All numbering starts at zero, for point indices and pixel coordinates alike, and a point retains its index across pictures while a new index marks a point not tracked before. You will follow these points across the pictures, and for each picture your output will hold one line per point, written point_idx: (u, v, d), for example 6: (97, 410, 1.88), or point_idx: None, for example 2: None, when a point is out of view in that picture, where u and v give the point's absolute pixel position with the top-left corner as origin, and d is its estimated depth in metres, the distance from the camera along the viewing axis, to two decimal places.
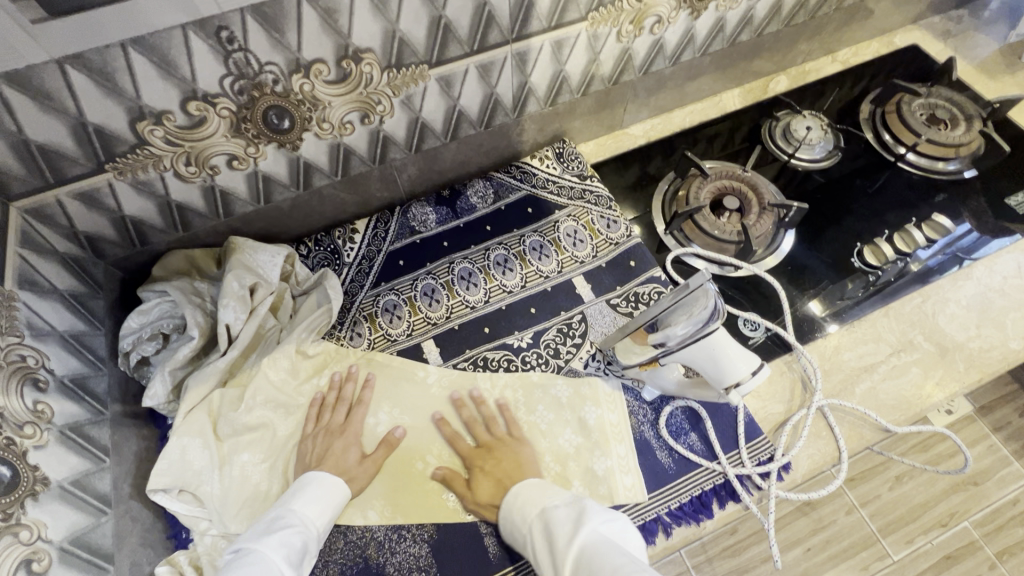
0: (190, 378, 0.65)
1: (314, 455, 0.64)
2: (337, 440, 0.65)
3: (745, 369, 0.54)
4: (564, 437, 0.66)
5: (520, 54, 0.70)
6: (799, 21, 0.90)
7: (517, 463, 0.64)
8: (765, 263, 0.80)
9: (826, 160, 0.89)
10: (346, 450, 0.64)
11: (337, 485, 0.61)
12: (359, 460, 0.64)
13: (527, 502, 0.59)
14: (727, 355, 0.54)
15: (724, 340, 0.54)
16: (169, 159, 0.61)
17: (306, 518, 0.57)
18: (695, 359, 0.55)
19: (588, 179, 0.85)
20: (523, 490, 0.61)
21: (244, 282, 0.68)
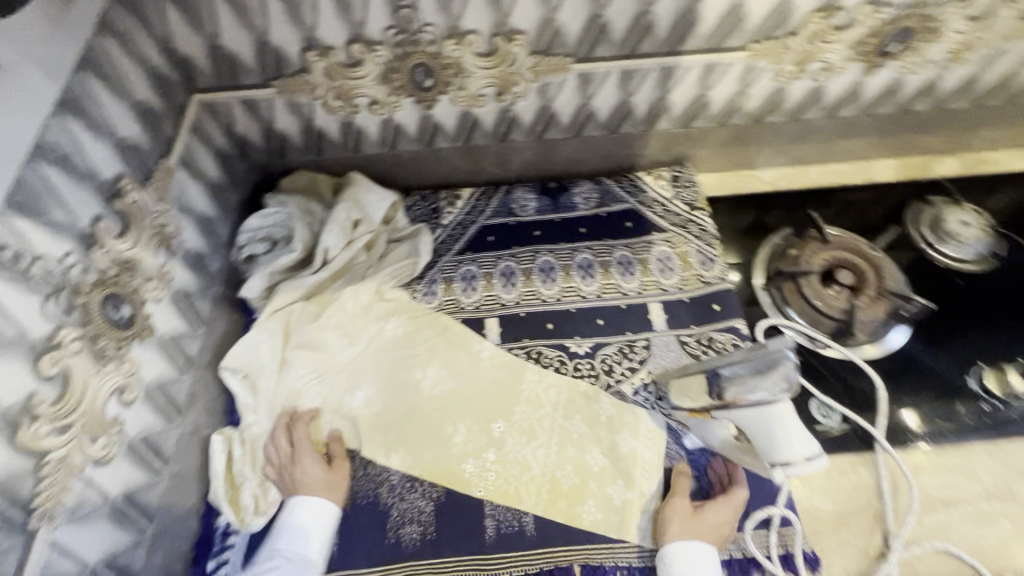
0: (282, 284, 0.72)
1: (289, 483, 0.62)
2: (303, 461, 0.63)
3: (800, 453, 0.50)
4: (677, 503, 0.62)
5: (667, 69, 0.69)
6: (991, 104, 0.80)
7: (683, 517, 0.60)
8: (864, 350, 0.72)
9: (975, 265, 0.78)
10: (316, 471, 0.63)
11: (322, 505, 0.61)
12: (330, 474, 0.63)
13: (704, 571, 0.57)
14: (785, 431, 0.50)
15: (787, 415, 0.51)
16: (323, 89, 0.68)
17: (295, 553, 0.57)
18: (748, 423, 0.52)
19: (697, 211, 0.82)
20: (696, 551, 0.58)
21: (350, 216, 0.75)
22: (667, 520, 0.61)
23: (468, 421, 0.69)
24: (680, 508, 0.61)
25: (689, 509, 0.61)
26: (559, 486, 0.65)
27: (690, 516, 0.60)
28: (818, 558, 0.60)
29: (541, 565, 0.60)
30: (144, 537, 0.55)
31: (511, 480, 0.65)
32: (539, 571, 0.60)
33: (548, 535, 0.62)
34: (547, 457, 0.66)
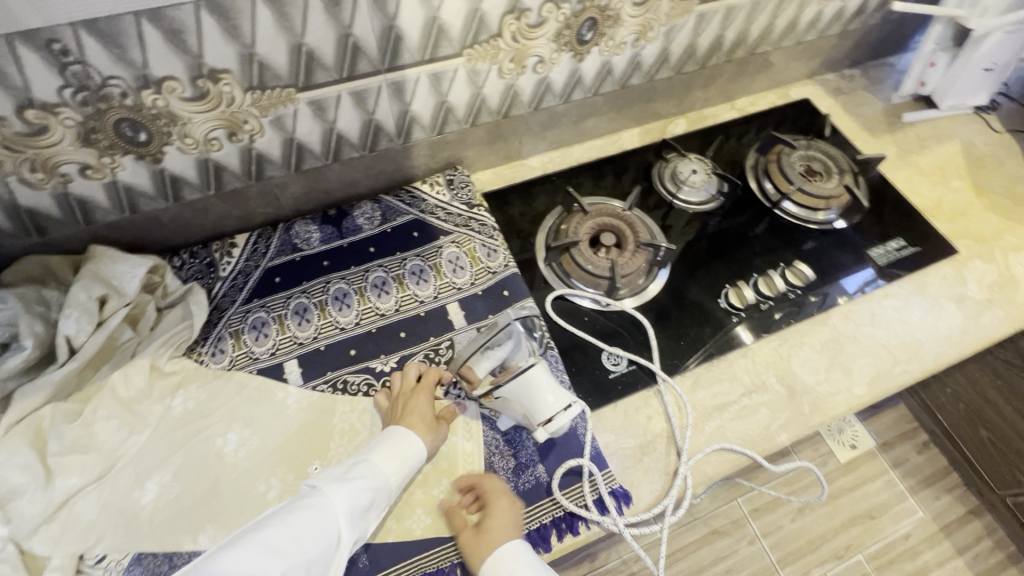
0: (20, 390, 0.62)
1: (398, 413, 0.67)
2: (409, 398, 0.68)
3: (559, 404, 0.63)
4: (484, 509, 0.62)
5: (396, 84, 0.71)
6: (690, 70, 0.95)
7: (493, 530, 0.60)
8: (648, 292, 0.83)
9: (708, 204, 0.93)
10: (422, 403, 0.67)
11: (412, 438, 0.64)
12: (433, 417, 0.67)
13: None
14: (541, 391, 0.63)
15: (539, 378, 0.64)
16: (11, 165, 0.60)
17: (362, 499, 0.58)
18: (517, 392, 0.64)
19: (476, 208, 0.87)
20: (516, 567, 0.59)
21: (92, 293, 0.66)
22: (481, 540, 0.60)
23: (278, 473, 0.66)
24: (491, 518, 0.61)
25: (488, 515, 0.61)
26: (388, 507, 0.65)
27: (500, 523, 0.61)
28: (627, 492, 0.67)
29: None
30: None
31: None
32: None
33: (382, 558, 0.61)
34: None
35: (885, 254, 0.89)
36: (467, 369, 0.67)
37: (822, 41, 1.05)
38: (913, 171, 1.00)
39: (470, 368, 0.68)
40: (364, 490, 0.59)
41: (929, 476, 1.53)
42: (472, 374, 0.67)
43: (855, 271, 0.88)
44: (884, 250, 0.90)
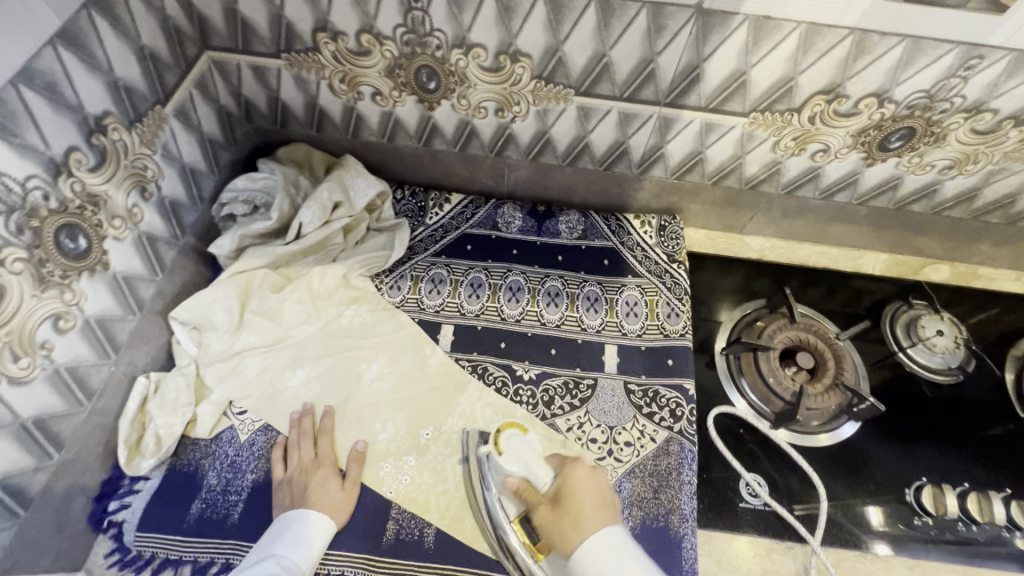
0: (252, 248, 0.73)
1: (294, 494, 0.61)
2: (314, 474, 0.62)
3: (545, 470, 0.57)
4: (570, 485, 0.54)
5: (666, 119, 0.69)
6: (992, 221, 0.79)
7: (571, 504, 0.52)
8: (818, 439, 0.72)
9: (942, 375, 0.78)
10: (326, 482, 0.62)
11: (322, 519, 0.59)
12: (342, 490, 0.62)
13: (643, 568, 0.44)
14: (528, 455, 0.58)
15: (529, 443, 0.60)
16: (329, 71, 0.69)
17: (287, 560, 0.54)
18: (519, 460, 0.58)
19: (676, 263, 0.82)
20: (624, 534, 0.47)
21: (332, 196, 0.74)
22: (560, 522, 0.51)
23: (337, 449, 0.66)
24: (569, 490, 0.54)
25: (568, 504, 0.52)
26: (471, 506, 0.63)
27: (581, 492, 0.53)
28: None
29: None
30: (47, 462, 0.54)
31: (423, 487, 0.64)
32: None
33: (446, 550, 0.61)
34: (466, 471, 0.65)
35: None
36: (509, 477, 0.59)
37: None
38: None
39: (510, 474, 0.59)
40: (291, 552, 0.54)
41: None
42: (517, 476, 0.58)
43: None
44: None
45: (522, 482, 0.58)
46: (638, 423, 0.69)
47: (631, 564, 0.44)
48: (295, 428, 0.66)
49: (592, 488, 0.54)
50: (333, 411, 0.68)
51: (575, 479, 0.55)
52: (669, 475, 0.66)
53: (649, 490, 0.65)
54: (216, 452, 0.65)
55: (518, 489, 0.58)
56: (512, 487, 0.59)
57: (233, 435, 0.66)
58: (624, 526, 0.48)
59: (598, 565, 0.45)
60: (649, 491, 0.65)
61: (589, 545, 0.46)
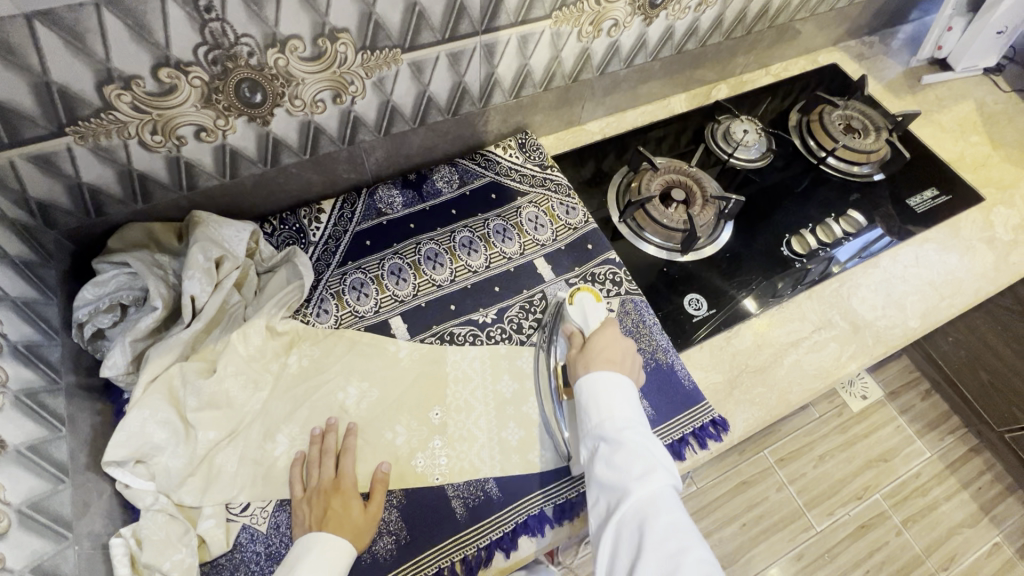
0: (151, 349, 0.64)
1: (314, 515, 0.59)
2: (333, 497, 0.60)
3: (589, 322, 0.70)
4: (603, 334, 0.67)
5: (488, 46, 0.74)
6: (737, 35, 1.01)
7: (595, 349, 0.65)
8: (705, 251, 0.88)
9: (760, 161, 0.99)
10: (347, 505, 0.60)
11: (342, 542, 0.57)
12: (362, 513, 0.60)
13: (619, 402, 0.59)
14: (590, 309, 0.71)
15: (590, 304, 0.71)
16: (134, 126, 0.60)
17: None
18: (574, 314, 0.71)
19: (549, 169, 0.90)
20: (621, 381, 0.61)
21: (210, 255, 0.67)
22: (582, 358, 0.65)
23: (362, 474, 0.64)
24: (594, 338, 0.67)
25: (593, 346, 0.66)
26: (510, 443, 0.68)
27: (603, 345, 0.65)
28: (725, 420, 0.72)
29: (514, 520, 0.63)
30: None
31: (462, 456, 0.66)
32: (515, 526, 0.63)
33: (513, 490, 0.65)
34: (489, 422, 0.69)
35: (921, 203, 0.97)
36: (567, 323, 0.71)
37: (850, 9, 1.12)
38: (936, 129, 1.08)
39: (568, 321, 0.71)
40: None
41: (933, 420, 1.63)
42: (573, 325, 0.71)
43: (864, 230, 0.93)
44: (919, 199, 0.97)
45: (575, 330, 0.70)
46: None
47: (622, 400, 0.59)
48: (315, 446, 0.64)
49: (615, 344, 0.66)
50: (357, 424, 0.66)
51: (605, 336, 0.67)
52: (639, 328, 0.77)
53: None
54: (247, 555, 0.59)
55: (569, 333, 0.70)
56: (566, 333, 0.71)
57: (253, 532, 0.60)
58: (624, 376, 0.62)
59: (591, 390, 0.61)
60: None
61: (591, 377, 0.62)
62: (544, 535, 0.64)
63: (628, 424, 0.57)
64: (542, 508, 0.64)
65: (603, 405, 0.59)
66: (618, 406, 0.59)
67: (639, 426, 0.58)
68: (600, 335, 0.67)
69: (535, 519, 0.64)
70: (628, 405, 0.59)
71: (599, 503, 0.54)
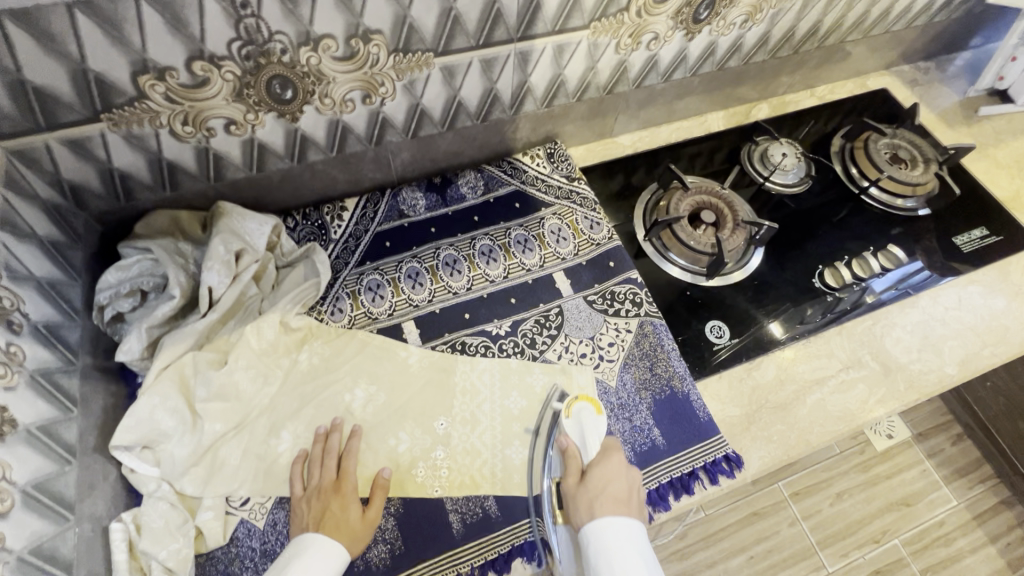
0: (166, 337, 0.65)
1: (311, 516, 0.58)
2: (331, 500, 0.59)
3: (590, 451, 0.62)
4: (606, 468, 0.57)
5: (523, 54, 0.73)
6: (783, 54, 0.98)
7: (601, 481, 0.55)
8: (733, 276, 0.85)
9: (798, 187, 0.95)
10: (345, 507, 0.59)
11: (336, 544, 0.56)
12: (359, 518, 0.59)
13: (635, 560, 0.47)
14: (593, 428, 0.64)
15: (592, 433, 0.63)
16: (166, 116, 0.61)
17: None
18: (573, 428, 0.64)
19: (575, 181, 0.89)
20: (636, 530, 0.50)
21: (230, 247, 0.68)
22: (585, 495, 0.54)
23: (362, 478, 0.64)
24: (599, 471, 0.57)
25: (597, 485, 0.55)
26: (513, 462, 0.66)
27: (609, 478, 0.56)
28: (739, 456, 0.69)
29: (512, 542, 0.62)
30: None
31: (464, 470, 0.65)
32: (511, 548, 0.62)
33: (512, 510, 0.63)
34: (494, 437, 0.67)
35: (969, 241, 0.91)
36: (562, 436, 0.62)
37: (906, 32, 1.07)
38: (991, 163, 1.02)
39: (564, 435, 0.63)
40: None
41: (962, 467, 1.54)
42: (571, 441, 0.62)
43: (904, 266, 0.89)
44: (967, 237, 0.92)
45: (573, 446, 0.61)
46: (611, 324, 0.76)
47: (636, 552, 0.48)
48: (319, 443, 0.63)
49: (622, 477, 0.56)
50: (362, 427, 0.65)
51: (608, 464, 0.58)
52: (656, 352, 0.75)
53: (646, 371, 0.73)
54: (242, 551, 0.59)
55: (565, 447, 0.61)
56: (561, 448, 0.61)
57: (250, 527, 0.60)
58: (639, 524, 0.50)
59: (601, 542, 0.49)
60: (647, 374, 0.73)
61: (599, 526, 0.50)
62: (540, 560, 0.62)
63: None
64: None
65: (617, 566, 0.46)
66: (629, 562, 0.47)
67: None
68: (603, 467, 0.58)
69: (533, 543, 0.62)
70: (643, 561, 0.47)
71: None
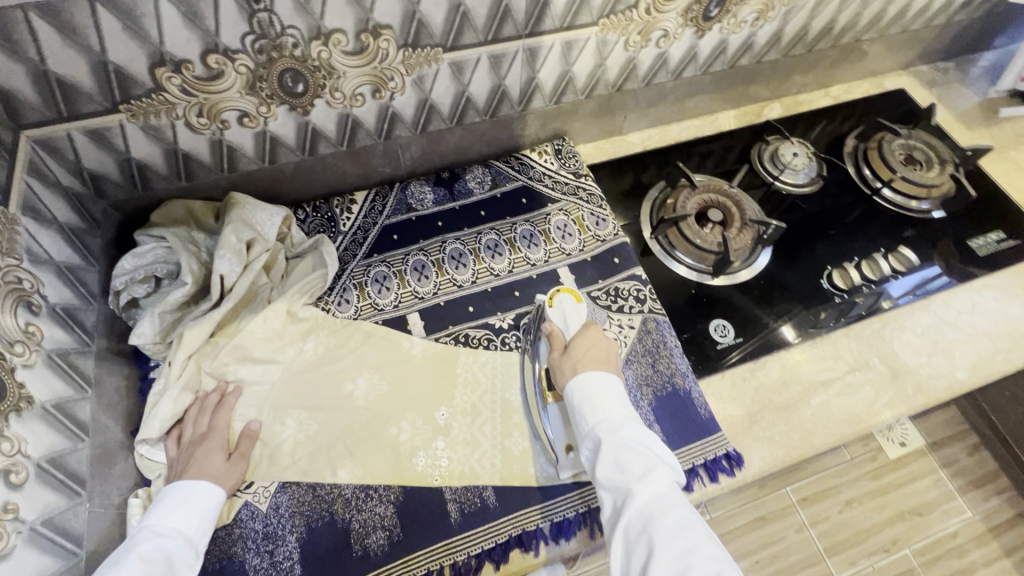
0: (178, 325, 0.66)
1: (183, 465, 0.60)
2: (198, 449, 0.61)
3: (573, 327, 0.71)
4: (586, 335, 0.67)
5: (531, 50, 0.73)
6: (796, 53, 0.97)
7: (582, 349, 0.65)
8: (739, 275, 0.84)
9: (808, 187, 0.95)
10: (212, 455, 0.61)
11: (202, 484, 0.58)
12: (227, 462, 0.61)
13: (615, 401, 0.60)
14: (574, 313, 0.72)
15: (575, 318, 0.72)
16: (182, 108, 0.63)
17: (169, 529, 0.54)
18: (556, 316, 0.72)
19: (583, 177, 0.89)
20: (612, 379, 0.62)
21: (242, 237, 0.70)
22: (568, 361, 0.65)
23: (364, 465, 0.65)
24: (579, 341, 0.67)
25: (580, 355, 0.65)
26: (513, 453, 0.67)
27: (589, 344, 0.66)
28: (740, 454, 0.69)
29: (510, 532, 0.62)
30: None
31: (464, 460, 0.66)
32: (509, 539, 0.62)
33: (510, 501, 0.64)
34: (494, 429, 0.68)
35: (985, 245, 0.89)
36: (547, 323, 0.71)
37: (925, 32, 1.05)
38: (1011, 166, 0.99)
39: (548, 321, 0.72)
40: (169, 520, 0.55)
41: (978, 478, 1.51)
42: (555, 325, 0.71)
43: (916, 269, 0.87)
44: (983, 241, 0.90)
45: (555, 329, 0.69)
46: (615, 320, 0.76)
47: (614, 394, 0.60)
48: (194, 403, 0.64)
49: (601, 342, 0.66)
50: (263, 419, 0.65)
51: (587, 335, 0.67)
52: (659, 349, 0.75)
53: (648, 367, 0.73)
54: (245, 532, 0.61)
55: (550, 331, 0.69)
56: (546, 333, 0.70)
57: (253, 509, 0.62)
58: (613, 375, 0.62)
59: (585, 391, 0.61)
60: (649, 370, 0.73)
61: (581, 379, 0.62)
62: (537, 552, 0.62)
63: (620, 422, 0.58)
64: (538, 525, 0.63)
65: (596, 405, 0.59)
66: (607, 404, 0.59)
67: (632, 421, 0.58)
68: (584, 337, 0.67)
69: (530, 535, 0.62)
70: (619, 402, 0.60)
71: (607, 506, 0.55)
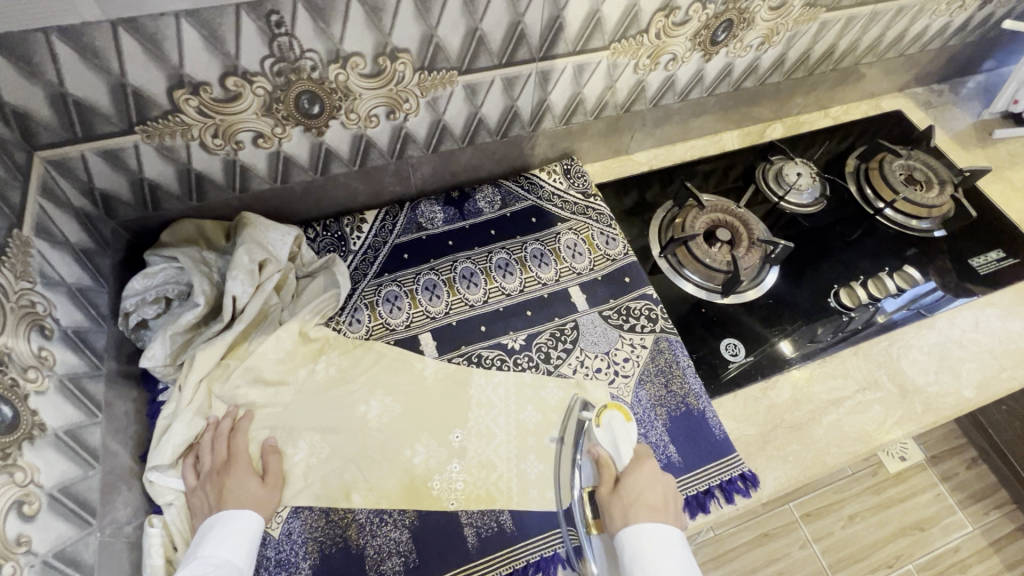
0: (189, 346, 0.66)
1: (212, 496, 0.59)
2: (225, 478, 0.60)
3: (625, 452, 0.61)
4: (638, 473, 0.58)
5: (544, 73, 0.74)
6: (798, 75, 0.99)
7: (635, 491, 0.56)
8: (747, 294, 0.85)
9: (812, 207, 0.96)
10: (243, 481, 0.60)
11: (245, 513, 0.58)
12: (260, 486, 0.61)
13: (678, 572, 0.50)
14: (625, 437, 0.61)
15: (626, 435, 0.61)
16: (198, 129, 0.63)
17: (221, 560, 0.54)
18: (604, 439, 0.62)
19: (591, 197, 0.90)
20: (670, 535, 0.53)
21: (255, 257, 0.69)
22: (619, 502, 0.56)
23: (376, 489, 0.64)
24: (633, 478, 0.58)
25: (634, 498, 0.56)
26: (529, 478, 0.66)
27: (644, 484, 0.57)
28: (755, 475, 0.69)
29: (528, 558, 0.62)
30: None
31: (479, 483, 0.65)
32: (527, 564, 0.61)
33: (528, 525, 0.63)
34: (509, 451, 0.67)
35: (985, 264, 0.91)
36: (594, 446, 0.62)
37: (920, 55, 1.08)
38: (1007, 186, 1.02)
39: (595, 444, 0.63)
40: (219, 550, 0.54)
41: (978, 492, 1.52)
42: (602, 450, 0.62)
43: (917, 286, 0.89)
44: (983, 260, 0.92)
45: (604, 456, 0.61)
46: (627, 339, 0.77)
47: (673, 560, 0.51)
48: (207, 431, 0.63)
49: (656, 483, 0.58)
50: (276, 440, 0.65)
51: (642, 471, 0.59)
52: (672, 368, 0.75)
53: (662, 388, 0.73)
54: (258, 560, 0.60)
55: (599, 459, 0.61)
56: (592, 457, 0.62)
57: (266, 537, 0.61)
58: (673, 531, 0.53)
59: (640, 552, 0.51)
60: (661, 390, 0.73)
61: (636, 532, 0.53)
62: None
63: None
64: (557, 549, 0.62)
65: (652, 568, 0.50)
66: (666, 575, 0.50)
67: None
68: (639, 475, 0.58)
69: (546, 561, 0.62)
70: (680, 569, 0.50)
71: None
